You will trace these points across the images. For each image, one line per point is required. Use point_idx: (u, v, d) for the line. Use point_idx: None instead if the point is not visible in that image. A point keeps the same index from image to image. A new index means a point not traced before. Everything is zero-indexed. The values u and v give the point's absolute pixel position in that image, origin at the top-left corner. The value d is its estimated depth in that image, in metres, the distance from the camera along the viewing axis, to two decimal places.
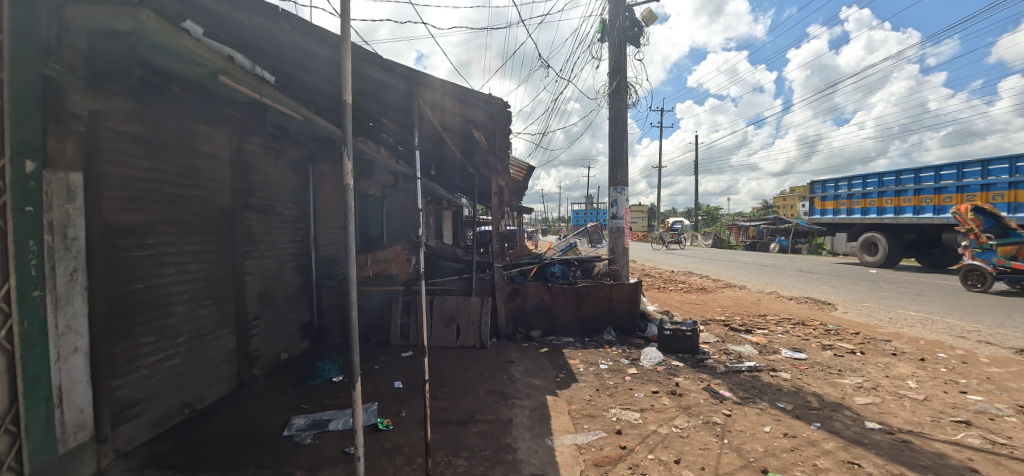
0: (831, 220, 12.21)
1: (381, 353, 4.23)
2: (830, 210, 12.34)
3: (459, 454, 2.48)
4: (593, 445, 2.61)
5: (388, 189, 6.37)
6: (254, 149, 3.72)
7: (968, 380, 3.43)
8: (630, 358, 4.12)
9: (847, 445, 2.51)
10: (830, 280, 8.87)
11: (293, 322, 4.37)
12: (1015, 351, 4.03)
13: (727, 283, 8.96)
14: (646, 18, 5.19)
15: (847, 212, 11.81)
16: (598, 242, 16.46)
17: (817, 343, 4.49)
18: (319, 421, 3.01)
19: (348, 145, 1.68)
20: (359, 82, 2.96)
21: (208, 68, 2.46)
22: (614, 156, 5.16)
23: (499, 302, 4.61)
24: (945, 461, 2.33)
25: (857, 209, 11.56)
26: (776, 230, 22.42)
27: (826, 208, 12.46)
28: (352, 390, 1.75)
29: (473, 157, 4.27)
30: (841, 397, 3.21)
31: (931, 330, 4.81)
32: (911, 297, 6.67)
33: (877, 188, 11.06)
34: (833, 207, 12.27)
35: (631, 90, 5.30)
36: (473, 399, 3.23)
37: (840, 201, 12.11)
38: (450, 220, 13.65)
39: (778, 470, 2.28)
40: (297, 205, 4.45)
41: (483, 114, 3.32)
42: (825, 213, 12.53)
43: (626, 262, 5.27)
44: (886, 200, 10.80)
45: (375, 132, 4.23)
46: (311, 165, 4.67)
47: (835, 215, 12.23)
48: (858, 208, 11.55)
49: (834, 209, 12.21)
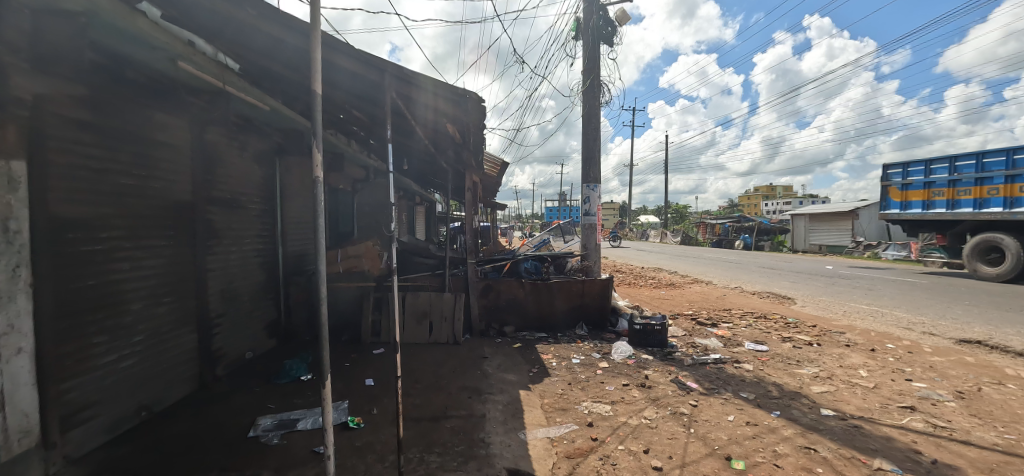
0: (919, 215, 9.92)
1: (353, 350, 4.14)
2: (917, 202, 9.99)
3: (432, 450, 2.47)
4: (565, 437, 2.65)
5: (359, 183, 6.20)
6: (216, 139, 3.57)
7: (913, 368, 3.66)
8: (601, 352, 4.19)
9: (804, 431, 2.64)
10: (790, 276, 9.22)
11: (258, 320, 4.22)
12: (956, 341, 4.33)
13: (694, 278, 9.21)
14: (619, 18, 5.25)
15: (947, 205, 9.45)
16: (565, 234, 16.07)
17: (777, 336, 4.70)
18: (287, 421, 2.93)
19: (319, 136, 1.63)
20: (330, 73, 2.88)
21: (167, 54, 2.33)
22: (587, 153, 5.19)
23: (472, 298, 4.60)
24: (892, 444, 2.49)
25: (965, 201, 9.17)
26: (742, 228, 23.19)
27: (912, 199, 10.12)
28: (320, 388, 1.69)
29: (447, 151, 4.22)
30: (799, 386, 3.36)
31: (880, 322, 5.11)
32: (862, 292, 7.03)
33: (1005, 170, 8.51)
34: (923, 199, 9.89)
35: (603, 90, 5.36)
36: (446, 395, 3.22)
37: (934, 190, 9.72)
38: (422, 215, 13.39)
39: (740, 457, 2.38)
40: (262, 199, 4.29)
41: (457, 108, 3.28)
42: (909, 206, 10.19)
43: (599, 257, 5.32)
44: (1021, 186, 8.28)
45: (346, 126, 4.15)
46: (278, 156, 4.49)
47: (926, 209, 9.84)
48: (967, 199, 9.12)
49: (924, 202, 9.86)
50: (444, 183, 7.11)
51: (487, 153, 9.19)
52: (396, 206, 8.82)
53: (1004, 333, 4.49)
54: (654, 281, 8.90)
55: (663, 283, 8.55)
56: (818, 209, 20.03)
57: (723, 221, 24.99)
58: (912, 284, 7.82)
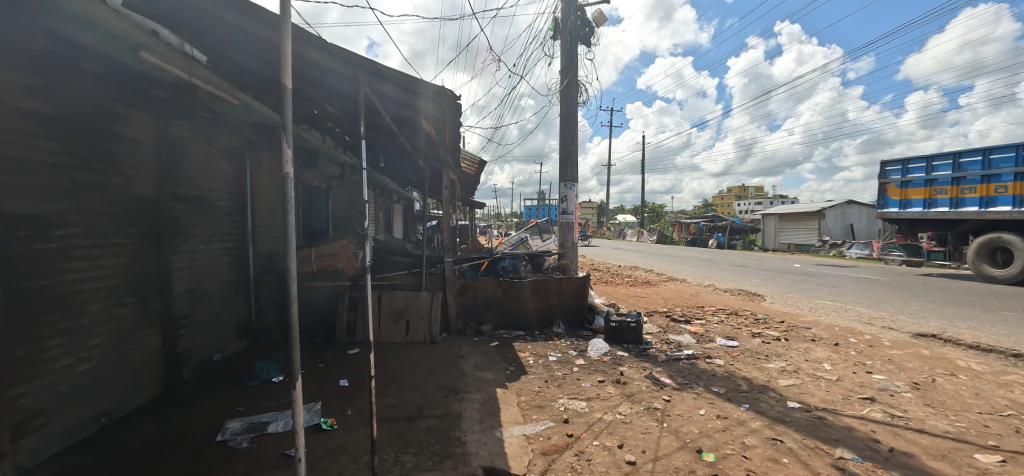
0: (920, 214, 9.94)
1: (326, 351, 4.05)
2: (918, 200, 10.00)
3: (407, 450, 2.44)
4: (541, 434, 2.67)
5: (334, 180, 6.08)
6: (182, 133, 3.44)
7: (874, 361, 3.83)
8: (578, 349, 4.23)
9: (771, 423, 2.73)
10: (760, 274, 9.50)
11: (227, 321, 4.09)
12: (913, 335, 4.56)
13: (668, 276, 9.42)
14: (597, 19, 5.31)
15: (952, 203, 9.44)
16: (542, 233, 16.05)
17: (747, 331, 4.84)
18: (256, 424, 2.85)
19: (290, 133, 1.59)
20: (301, 67, 2.80)
21: (128, 43, 2.22)
22: (564, 152, 5.22)
23: (449, 296, 4.58)
24: (853, 434, 2.60)
25: (969, 199, 9.18)
26: (716, 227, 23.79)
27: (912, 197, 10.14)
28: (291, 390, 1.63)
29: (423, 149, 4.19)
30: (767, 380, 3.47)
31: (843, 317, 5.33)
32: (827, 289, 7.33)
33: (1014, 167, 8.51)
34: (923, 197, 9.91)
35: (580, 89, 5.40)
36: (422, 394, 3.18)
37: (936, 188, 9.73)
38: (400, 213, 13.21)
39: (711, 449, 2.44)
40: (231, 196, 4.16)
41: (432, 105, 3.24)
42: (909, 204, 10.23)
43: (576, 256, 5.36)
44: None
45: (319, 121, 4.05)
46: (248, 152, 4.35)
47: (928, 207, 9.84)
48: (972, 198, 9.15)
49: (926, 200, 9.86)
50: (422, 181, 7.04)
51: (466, 151, 9.15)
52: (373, 204, 8.67)
53: (956, 326, 4.76)
54: (630, 279, 9.03)
55: (639, 281, 8.69)
56: (788, 209, 20.75)
57: (698, 220, 25.60)
58: (874, 281, 8.18)
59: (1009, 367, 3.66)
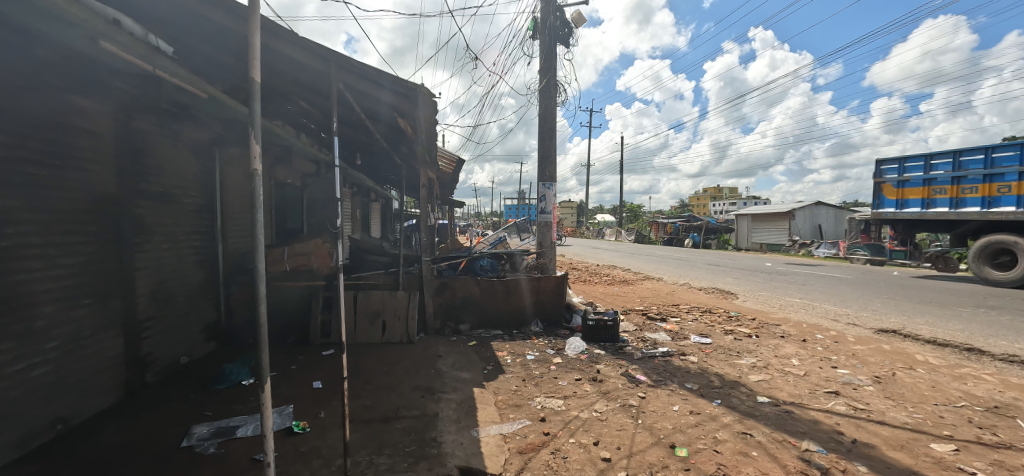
0: (919, 214, 9.63)
1: (300, 352, 3.96)
2: (915, 200, 9.73)
3: (382, 452, 2.40)
4: (518, 433, 2.67)
5: (309, 178, 5.97)
6: (144, 126, 3.29)
7: (838, 356, 3.98)
8: (555, 348, 4.26)
9: (741, 418, 2.80)
10: (733, 273, 9.77)
11: (194, 322, 3.95)
12: (875, 330, 4.76)
13: (645, 275, 9.56)
14: (576, 20, 5.35)
15: (952, 204, 9.16)
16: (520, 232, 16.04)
17: (720, 329, 4.96)
18: (225, 428, 2.76)
19: (259, 129, 1.53)
20: (271, 61, 2.71)
21: (86, 32, 2.09)
22: (543, 152, 5.24)
23: (427, 296, 4.55)
24: (818, 426, 2.70)
25: (970, 199, 8.92)
26: (692, 227, 24.31)
27: (908, 197, 9.88)
28: (260, 393, 1.56)
29: (400, 146, 4.17)
30: (738, 376, 3.56)
31: (810, 314, 5.53)
32: (796, 287, 7.58)
33: (1017, 167, 8.27)
34: (921, 197, 9.63)
35: (559, 89, 5.43)
36: (398, 395, 3.14)
37: (934, 187, 9.46)
38: (378, 212, 13.02)
39: (683, 444, 2.49)
40: (199, 193, 4.01)
41: (404, 102, 3.20)
42: (906, 204, 9.95)
43: (554, 255, 5.38)
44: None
45: (292, 116, 3.95)
46: (217, 147, 4.20)
47: (926, 207, 9.56)
48: (973, 198, 8.89)
49: (925, 200, 9.58)
50: (400, 179, 6.96)
51: (444, 150, 9.09)
52: (350, 202, 8.52)
53: (914, 323, 4.98)
54: (608, 278, 9.15)
55: (617, 280, 8.81)
56: (761, 210, 21.40)
57: (675, 221, 26.11)
58: (840, 279, 8.50)
59: (962, 360, 3.86)
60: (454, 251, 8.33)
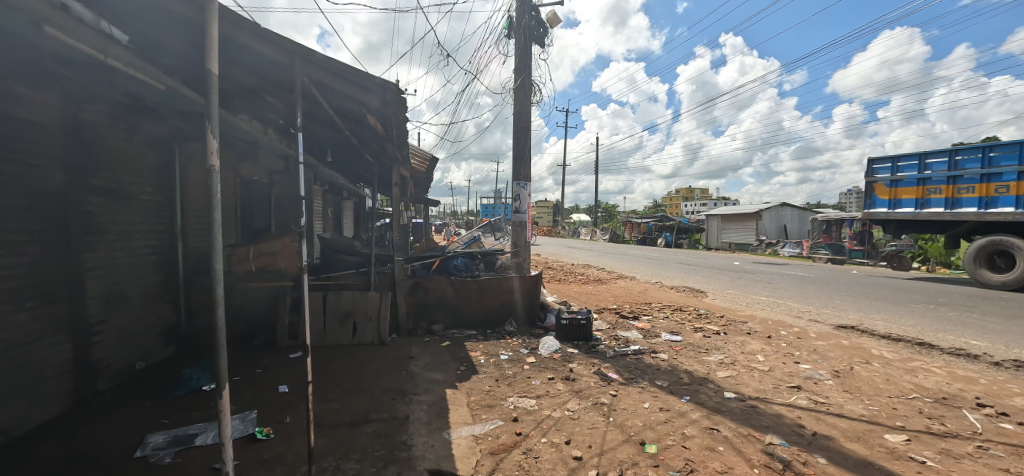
0: (914, 214, 9.46)
1: (265, 355, 3.82)
2: (909, 200, 9.59)
3: (350, 457, 2.33)
4: (490, 433, 2.65)
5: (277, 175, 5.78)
6: (96, 118, 3.09)
7: (801, 352, 4.14)
8: (529, 347, 4.26)
9: (709, 414, 2.87)
10: (702, 272, 10.05)
11: (151, 326, 3.75)
12: (835, 327, 4.97)
13: (618, 274, 9.66)
14: (551, 20, 5.39)
15: (949, 204, 9.04)
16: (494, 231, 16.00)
17: (690, 326, 5.08)
18: (183, 436, 2.63)
19: (215, 122, 1.45)
20: (233, 54, 2.59)
21: (27, 16, 1.93)
22: (518, 151, 5.23)
23: (399, 296, 4.47)
24: (780, 420, 2.79)
25: (967, 200, 8.81)
26: (664, 227, 24.87)
27: (902, 197, 9.73)
28: (217, 398, 1.46)
29: (370, 143, 4.10)
30: (707, 372, 3.65)
31: (775, 311, 5.74)
32: (762, 285, 7.86)
33: (1016, 167, 8.19)
34: (917, 196, 9.47)
35: (533, 90, 5.45)
36: (368, 398, 3.07)
37: (930, 187, 9.33)
38: (350, 211, 12.73)
39: (653, 441, 2.53)
40: (156, 189, 3.81)
41: (374, 98, 3.15)
42: (899, 204, 9.78)
43: (528, 255, 5.39)
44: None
45: (258, 110, 3.82)
46: (176, 142, 3.99)
47: (921, 207, 9.41)
48: (970, 198, 8.77)
49: (920, 200, 9.44)
50: (372, 177, 6.83)
51: (416, 148, 8.97)
52: (321, 200, 8.30)
53: (871, 319, 5.24)
54: (582, 277, 9.25)
55: (591, 279, 8.92)
56: (731, 210, 22.09)
57: (648, 221, 26.65)
58: (803, 278, 8.84)
59: (914, 353, 4.08)
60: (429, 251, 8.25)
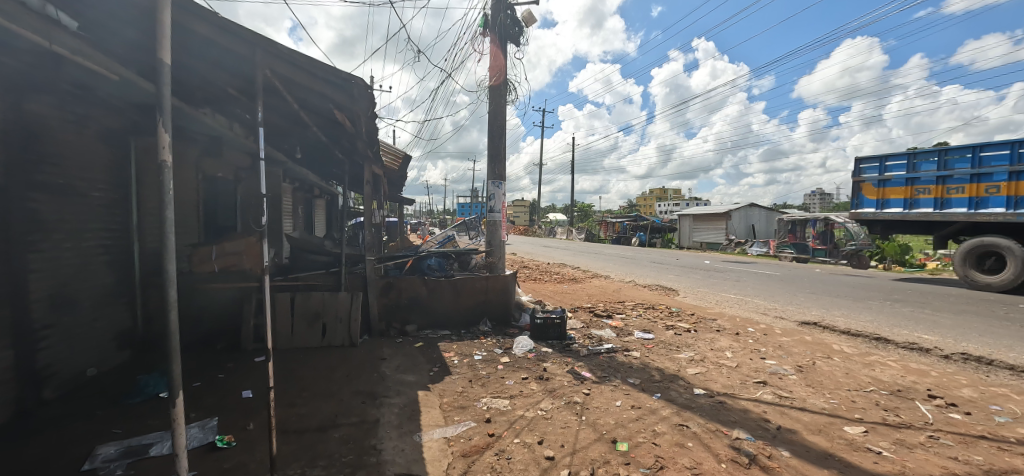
0: (902, 214, 9.54)
1: (229, 359, 3.67)
2: (898, 199, 9.67)
3: (316, 463, 2.26)
4: (462, 435, 2.62)
5: (243, 171, 5.56)
6: (41, 109, 2.88)
7: (767, 348, 4.27)
8: (503, 347, 4.25)
9: (679, 410, 2.92)
10: (674, 270, 10.29)
11: (103, 330, 3.53)
12: (799, 323, 5.17)
13: (594, 274, 9.75)
14: (526, 19, 5.38)
15: (939, 204, 9.08)
16: (471, 230, 15.93)
17: (662, 324, 5.18)
18: (136, 447, 2.49)
19: (169, 114, 1.36)
20: (189, 45, 2.45)
21: None
22: (494, 150, 5.21)
23: (371, 297, 4.39)
24: (747, 415, 2.87)
25: (956, 200, 8.88)
26: (638, 226, 25.38)
27: (890, 197, 9.81)
28: (172, 408, 1.37)
29: (339, 140, 4.01)
30: (677, 369, 3.72)
31: (743, 309, 5.92)
32: (730, 283, 8.11)
33: (1007, 167, 8.21)
34: (906, 196, 9.55)
35: (508, 88, 5.43)
36: (337, 402, 2.99)
37: (919, 187, 9.39)
38: (322, 209, 12.40)
39: (625, 439, 2.55)
40: (109, 186, 3.59)
41: (342, 94, 3.10)
42: (888, 204, 9.86)
43: (503, 254, 5.37)
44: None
45: (221, 105, 3.66)
46: (131, 136, 3.78)
47: (910, 207, 9.47)
48: (959, 198, 8.83)
49: (909, 199, 9.50)
50: (344, 174, 6.67)
51: (389, 145, 8.82)
52: (292, 198, 8.07)
53: (832, 315, 5.47)
54: (558, 276, 9.31)
55: (566, 278, 8.99)
56: (703, 210, 22.73)
57: (623, 221, 27.19)
58: (770, 276, 9.15)
59: (871, 348, 4.28)
60: (403, 250, 8.14)
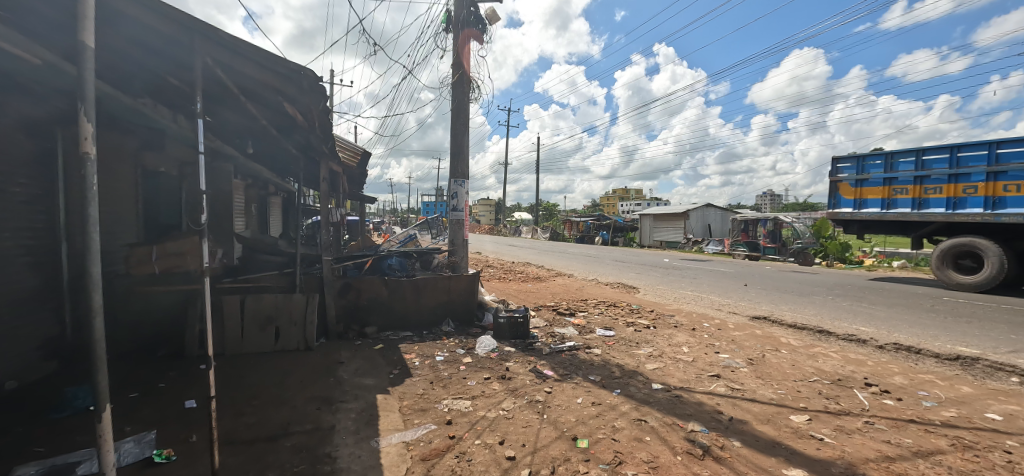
0: (880, 214, 9.55)
1: (172, 367, 3.44)
2: (875, 199, 9.68)
3: (265, 473, 2.15)
4: (422, 439, 2.57)
5: (188, 166, 5.21)
6: None
7: (720, 342, 4.47)
8: (466, 347, 4.22)
9: (637, 406, 3.00)
10: (635, 268, 10.60)
11: (25, 339, 3.21)
12: (750, 318, 5.44)
13: (557, 272, 9.87)
14: (490, 17, 5.35)
15: (916, 205, 9.09)
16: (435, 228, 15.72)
17: (623, 321, 5.31)
18: (60, 466, 2.26)
19: (92, 103, 1.24)
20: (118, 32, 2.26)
21: None
22: (456, 148, 5.15)
23: (328, 298, 4.24)
24: (701, 408, 2.99)
25: (934, 200, 8.89)
26: (603, 225, 25.97)
27: (867, 197, 9.82)
28: (98, 425, 1.26)
29: (291, 134, 3.85)
30: (637, 365, 3.82)
31: (699, 305, 6.16)
32: (687, 280, 8.44)
33: (984, 167, 8.24)
34: (884, 196, 9.55)
35: (471, 86, 5.40)
36: (290, 408, 2.86)
37: (896, 187, 9.40)
38: (278, 207, 11.87)
39: (585, 435, 2.59)
40: (31, 180, 3.27)
41: (290, 84, 2.98)
42: (866, 203, 9.86)
43: (466, 253, 5.33)
44: (1003, 185, 8.00)
45: (162, 95, 3.41)
46: (58, 125, 3.45)
47: (887, 207, 9.49)
48: (937, 199, 8.84)
49: (886, 200, 9.51)
50: (300, 171, 6.41)
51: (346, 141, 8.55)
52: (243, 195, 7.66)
53: (780, 309, 5.80)
54: (522, 275, 9.37)
55: (529, 277, 9.04)
56: (664, 210, 23.56)
57: (587, 220, 27.81)
58: (725, 273, 9.59)
59: (815, 340, 4.57)
60: (364, 250, 7.94)
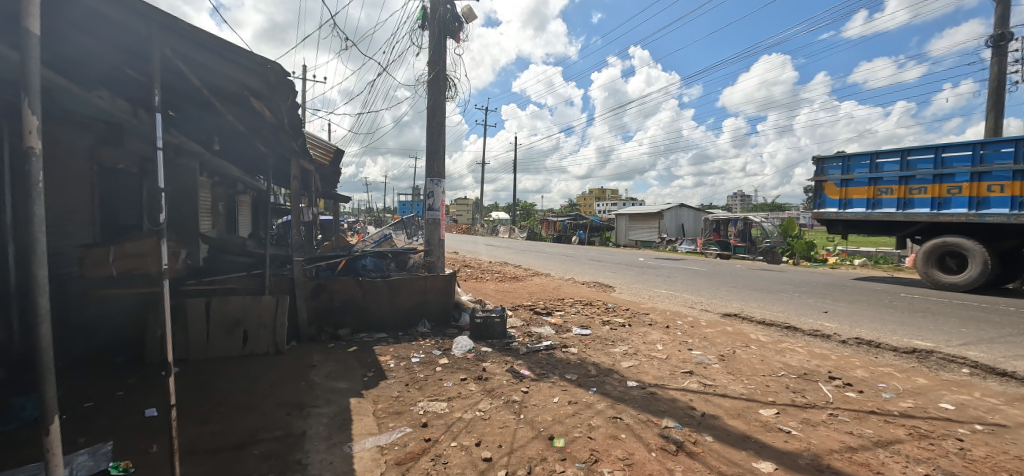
0: (866, 214, 9.89)
1: (132, 375, 3.28)
2: (861, 199, 10.02)
3: None
4: (396, 443, 2.53)
5: (149, 164, 4.97)
6: None
7: (693, 339, 4.59)
8: (442, 348, 4.18)
9: (613, 403, 3.04)
10: (610, 267, 10.77)
11: None
12: (721, 315, 5.61)
13: (535, 272, 9.91)
14: (467, 15, 5.30)
15: (902, 204, 9.42)
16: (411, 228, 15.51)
17: (599, 320, 5.37)
18: None
19: (37, 95, 1.16)
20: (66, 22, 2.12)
21: None
22: (433, 147, 5.10)
23: (299, 300, 4.14)
24: (675, 404, 3.06)
25: (919, 200, 9.22)
26: (580, 225, 26.26)
27: (853, 197, 10.16)
28: (45, 434, 1.19)
29: (259, 130, 3.72)
30: (612, 363, 3.88)
31: (673, 303, 6.31)
32: (662, 279, 8.63)
33: (968, 168, 8.59)
34: (870, 196, 9.89)
35: (448, 84, 5.35)
36: (258, 415, 2.77)
37: (882, 188, 9.74)
38: (247, 207, 11.47)
39: (561, 435, 2.60)
40: None
41: (255, 78, 2.88)
42: (852, 203, 10.21)
43: (442, 253, 5.29)
44: (986, 185, 8.35)
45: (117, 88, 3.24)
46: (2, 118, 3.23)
47: (873, 207, 9.83)
48: (922, 199, 9.17)
49: (873, 199, 9.85)
50: (270, 170, 6.22)
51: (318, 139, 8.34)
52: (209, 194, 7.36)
53: (749, 307, 6.00)
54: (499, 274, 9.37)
55: (507, 276, 9.04)
56: (640, 210, 24.03)
57: (565, 220, 28.10)
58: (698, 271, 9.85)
59: (783, 336, 4.75)
60: (337, 250, 7.76)
